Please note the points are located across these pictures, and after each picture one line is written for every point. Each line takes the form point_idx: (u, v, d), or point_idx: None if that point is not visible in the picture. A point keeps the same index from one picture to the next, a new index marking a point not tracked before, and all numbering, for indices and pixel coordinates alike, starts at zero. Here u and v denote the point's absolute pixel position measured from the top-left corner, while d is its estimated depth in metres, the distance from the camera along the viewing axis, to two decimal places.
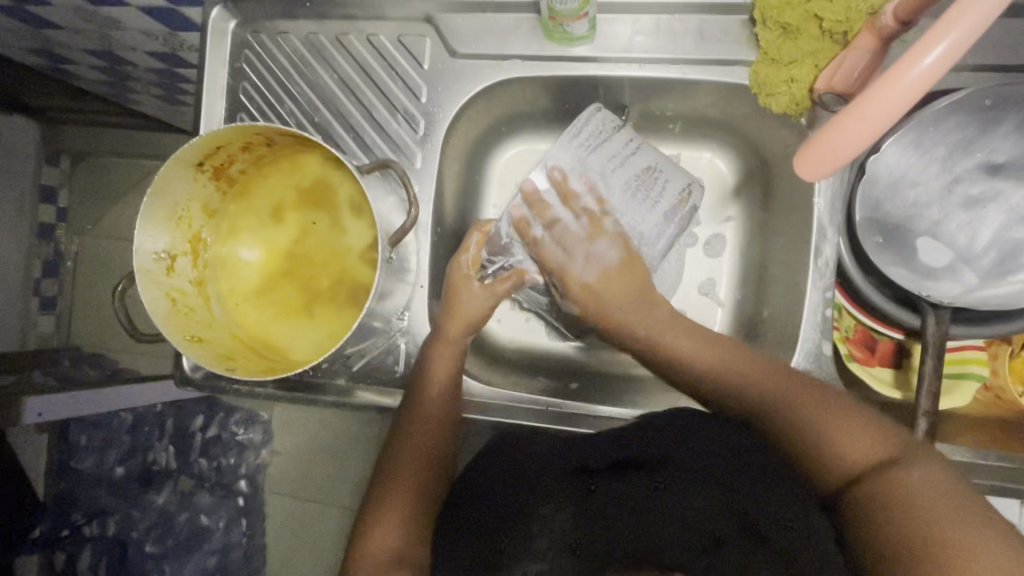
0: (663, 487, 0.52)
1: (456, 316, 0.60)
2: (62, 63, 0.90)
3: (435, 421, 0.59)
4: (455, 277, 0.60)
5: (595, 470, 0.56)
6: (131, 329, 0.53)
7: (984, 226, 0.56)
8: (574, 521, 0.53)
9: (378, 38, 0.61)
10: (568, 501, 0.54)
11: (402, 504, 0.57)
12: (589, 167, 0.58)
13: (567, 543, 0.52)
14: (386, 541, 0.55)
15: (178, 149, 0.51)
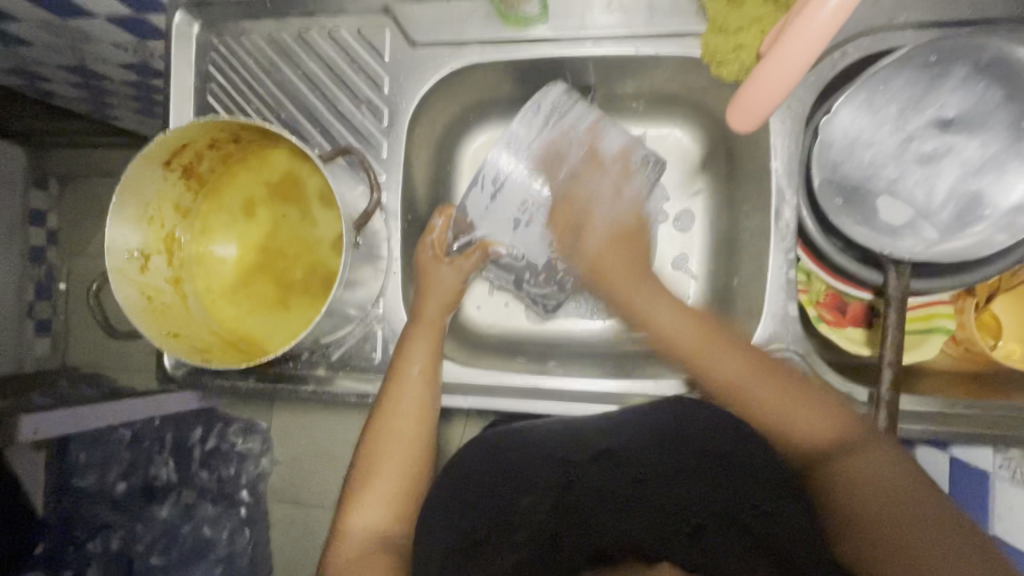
0: (641, 479, 0.58)
1: (429, 296, 0.61)
2: (39, 82, 0.91)
3: (416, 403, 0.57)
4: (426, 261, 0.62)
5: (578, 462, 0.59)
6: (107, 327, 0.55)
7: (940, 180, 0.56)
8: (562, 518, 0.59)
9: (339, 32, 0.62)
10: (549, 488, 0.59)
11: (384, 485, 0.56)
12: (543, 146, 0.57)
13: (548, 531, 0.58)
14: (372, 519, 0.55)
15: (145, 147, 0.53)
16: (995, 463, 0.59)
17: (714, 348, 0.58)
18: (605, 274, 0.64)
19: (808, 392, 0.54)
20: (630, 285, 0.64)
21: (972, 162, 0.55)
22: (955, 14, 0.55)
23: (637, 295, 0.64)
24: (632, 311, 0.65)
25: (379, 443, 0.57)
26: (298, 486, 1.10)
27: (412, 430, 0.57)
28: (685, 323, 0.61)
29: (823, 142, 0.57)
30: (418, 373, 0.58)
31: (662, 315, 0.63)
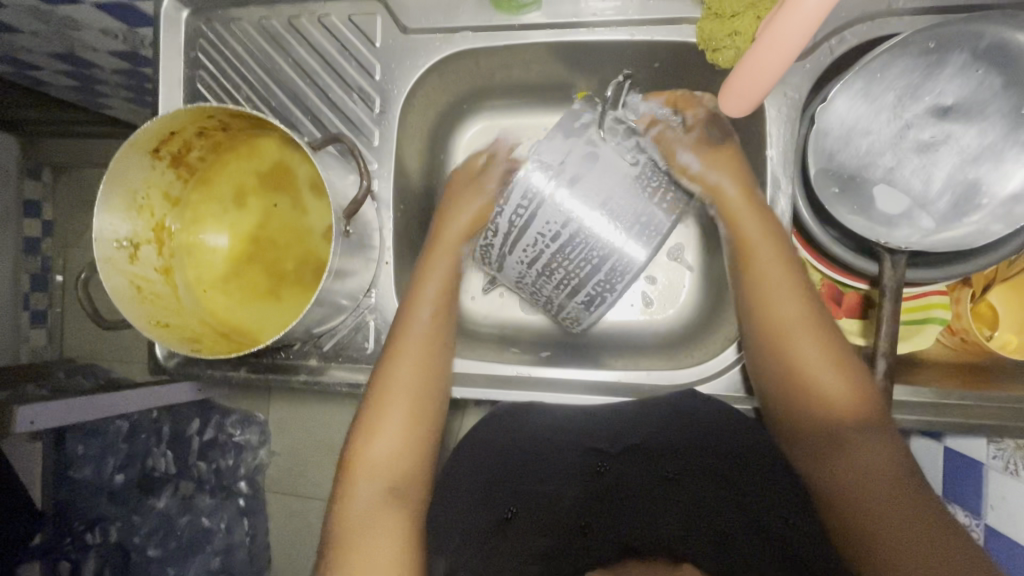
0: (673, 477, 0.58)
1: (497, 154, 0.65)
2: (29, 70, 0.90)
3: (424, 334, 0.58)
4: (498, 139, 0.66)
5: (606, 453, 0.59)
6: (96, 315, 0.54)
7: (938, 169, 0.56)
8: (587, 500, 0.58)
9: (330, 19, 0.61)
10: (578, 472, 0.59)
11: (396, 412, 0.55)
12: (586, 165, 0.53)
13: (578, 524, 0.58)
14: (385, 449, 0.54)
15: (132, 134, 0.52)
16: (988, 454, 0.59)
17: (806, 343, 0.53)
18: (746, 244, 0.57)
19: (862, 392, 0.51)
20: (772, 271, 0.55)
21: (970, 150, 0.54)
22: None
23: (774, 270, 0.55)
24: (760, 285, 0.56)
25: (391, 370, 0.56)
26: (294, 478, 1.10)
27: (420, 358, 0.57)
28: (798, 296, 0.54)
29: (819, 130, 0.56)
30: (432, 301, 0.59)
31: (774, 287, 0.55)
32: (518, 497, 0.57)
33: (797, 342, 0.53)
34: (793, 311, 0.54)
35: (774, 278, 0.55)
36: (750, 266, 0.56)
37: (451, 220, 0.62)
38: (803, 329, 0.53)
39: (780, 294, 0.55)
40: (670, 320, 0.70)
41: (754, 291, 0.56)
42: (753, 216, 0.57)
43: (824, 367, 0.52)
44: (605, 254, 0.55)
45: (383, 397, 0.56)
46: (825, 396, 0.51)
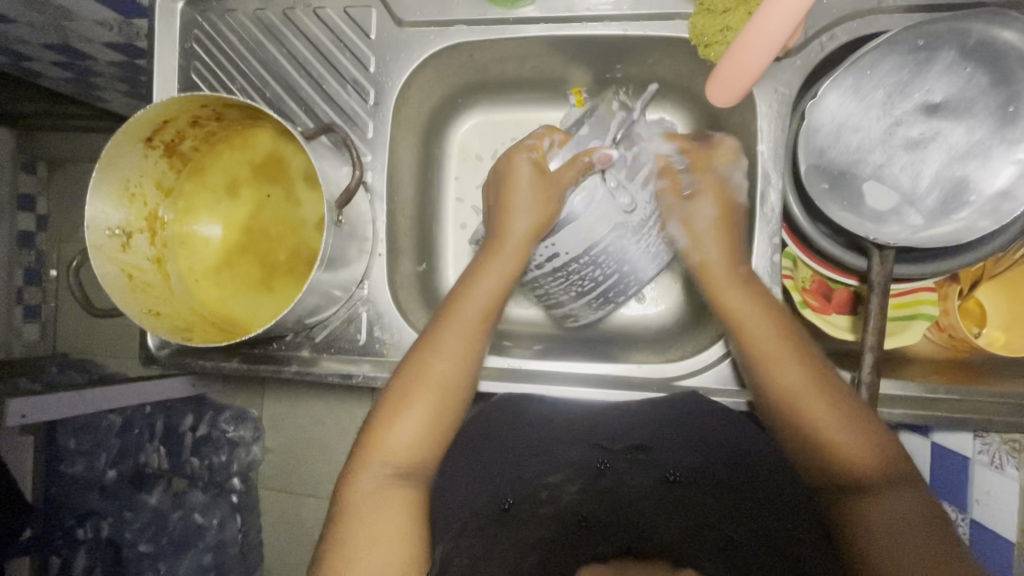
0: (674, 479, 0.52)
1: (516, 211, 0.59)
2: (24, 62, 0.90)
3: (440, 382, 0.55)
4: (514, 169, 0.60)
5: (614, 450, 0.54)
6: (86, 303, 0.54)
7: (926, 165, 0.56)
8: (601, 506, 0.50)
9: (325, 10, 0.62)
10: (579, 471, 0.53)
11: (391, 445, 0.53)
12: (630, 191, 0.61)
13: (576, 516, 0.50)
14: (372, 479, 0.52)
15: (125, 123, 0.52)
16: (974, 449, 0.59)
17: (819, 407, 0.51)
18: (716, 283, 0.59)
19: (857, 419, 0.51)
20: (772, 342, 0.55)
21: (958, 147, 0.55)
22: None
23: (768, 342, 0.55)
24: (763, 362, 0.55)
25: (399, 403, 0.55)
26: (287, 475, 1.10)
27: (421, 426, 0.54)
28: (806, 367, 0.54)
29: (810, 126, 0.57)
30: (439, 372, 0.55)
31: (779, 361, 0.54)
32: (508, 489, 0.52)
33: (778, 361, 0.54)
34: (776, 330, 0.56)
35: (758, 303, 0.57)
36: (755, 347, 0.55)
37: (503, 227, 0.60)
38: (816, 397, 0.52)
39: (766, 321, 0.56)
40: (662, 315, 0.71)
41: (763, 373, 0.55)
42: (727, 273, 0.59)
43: (845, 428, 0.50)
44: (610, 280, 0.64)
45: (378, 458, 0.53)
46: (841, 452, 0.49)
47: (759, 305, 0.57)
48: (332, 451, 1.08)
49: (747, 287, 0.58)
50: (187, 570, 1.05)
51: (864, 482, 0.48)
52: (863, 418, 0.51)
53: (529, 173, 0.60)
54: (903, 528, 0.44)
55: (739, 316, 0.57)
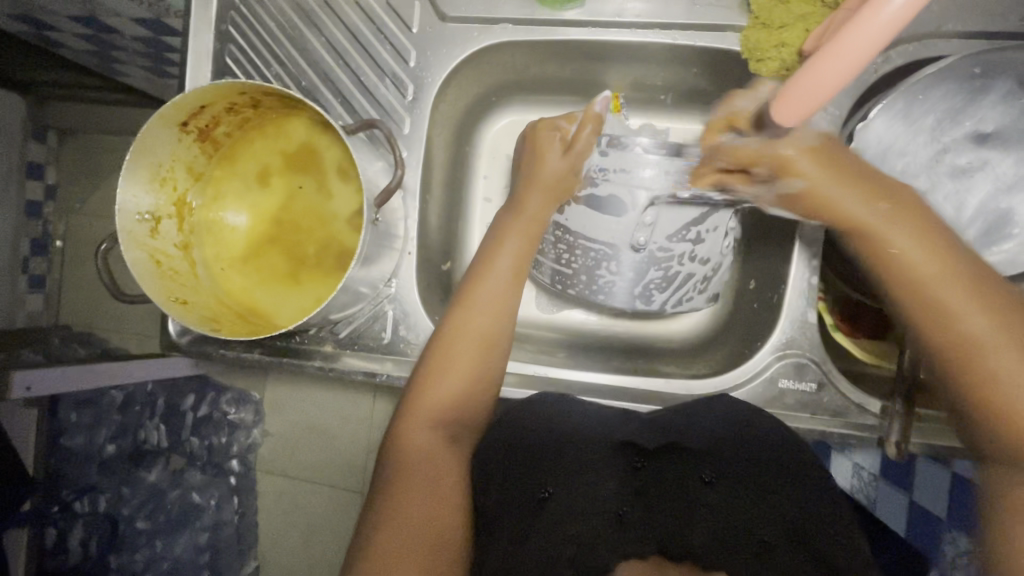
0: (712, 481, 0.51)
1: (535, 187, 0.59)
2: (47, 31, 0.88)
3: (474, 337, 0.55)
4: (540, 140, 0.60)
5: (644, 448, 0.54)
6: (114, 289, 0.53)
7: (972, 195, 0.55)
8: (630, 493, 0.52)
9: (367, 1, 0.60)
10: (614, 459, 0.53)
11: (428, 398, 0.54)
12: (643, 240, 0.59)
13: (613, 511, 0.50)
14: (416, 439, 0.53)
15: (162, 105, 0.51)
16: None
17: (1017, 365, 0.41)
18: (866, 238, 0.48)
19: None
20: (945, 284, 0.44)
21: (1006, 179, 0.54)
22: (1002, 25, 0.53)
23: (931, 275, 0.44)
24: (938, 312, 0.44)
25: (441, 348, 0.55)
26: (289, 460, 1.08)
27: (467, 388, 0.55)
28: (993, 313, 0.42)
29: (856, 149, 0.56)
30: (477, 330, 0.56)
31: (958, 297, 0.43)
32: (556, 478, 0.51)
33: (948, 298, 0.43)
34: (945, 267, 0.44)
35: (935, 238, 0.45)
36: (919, 289, 0.45)
37: (535, 187, 0.59)
38: (1004, 355, 0.41)
39: (929, 251, 0.45)
40: (684, 327, 0.70)
41: (939, 327, 0.44)
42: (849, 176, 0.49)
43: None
44: (596, 282, 0.63)
45: (422, 420, 0.54)
46: (1019, 407, 0.40)
47: (932, 245, 0.45)
48: (337, 439, 1.07)
49: (919, 227, 0.46)
50: (184, 551, 1.05)
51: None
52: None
53: (557, 148, 0.59)
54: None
55: (878, 242, 0.47)
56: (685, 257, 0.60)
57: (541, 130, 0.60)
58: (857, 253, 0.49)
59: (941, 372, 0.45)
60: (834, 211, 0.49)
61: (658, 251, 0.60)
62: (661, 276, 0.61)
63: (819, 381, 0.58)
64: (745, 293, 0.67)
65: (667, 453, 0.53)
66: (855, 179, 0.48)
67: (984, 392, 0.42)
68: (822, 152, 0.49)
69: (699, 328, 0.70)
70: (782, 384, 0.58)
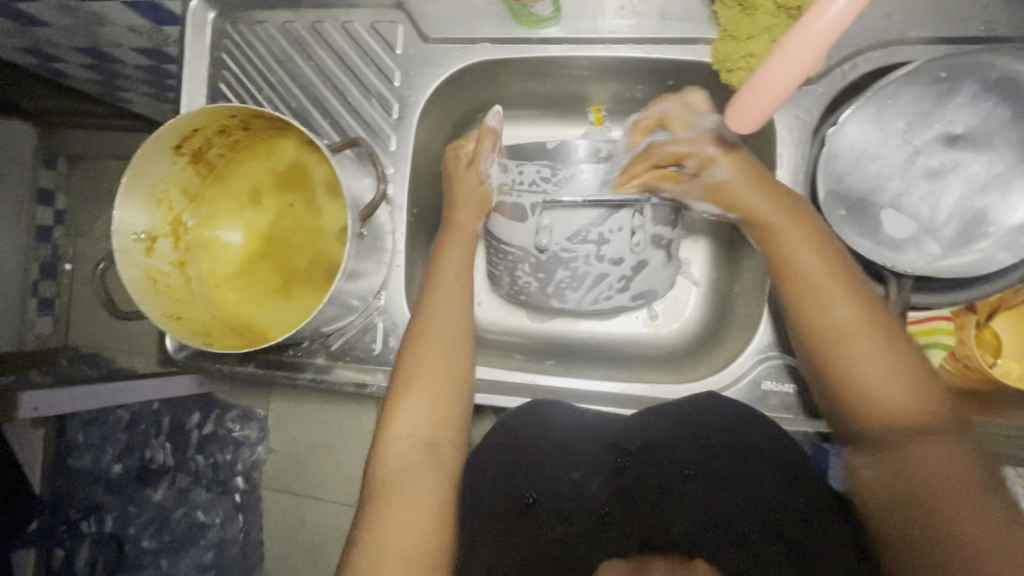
0: (690, 474, 0.53)
1: (461, 205, 0.63)
2: (53, 62, 0.91)
3: (436, 336, 0.57)
4: (457, 165, 0.63)
5: (631, 450, 0.55)
6: (111, 305, 0.55)
7: (945, 196, 0.56)
8: (620, 501, 0.53)
9: (352, 25, 0.63)
10: (598, 466, 0.55)
11: (412, 401, 0.54)
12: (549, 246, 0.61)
13: (599, 512, 0.52)
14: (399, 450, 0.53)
15: (156, 130, 0.53)
16: None
17: (876, 356, 0.47)
18: (774, 237, 0.53)
19: (912, 367, 0.46)
20: (813, 267, 0.51)
21: (978, 178, 0.55)
22: (965, 30, 0.55)
23: (807, 261, 0.51)
24: (804, 299, 0.51)
25: (412, 348, 0.57)
26: (292, 476, 1.09)
27: (438, 406, 0.55)
28: (858, 316, 0.49)
29: (830, 153, 0.57)
30: (439, 339, 0.57)
31: (826, 300, 0.50)
32: (542, 488, 0.54)
33: (811, 276, 0.51)
34: (818, 250, 0.51)
35: (803, 227, 0.52)
36: (792, 272, 0.52)
37: (460, 204, 0.63)
38: (869, 344, 0.47)
39: (802, 237, 0.52)
40: (673, 333, 0.71)
41: (805, 304, 0.50)
42: (781, 206, 0.53)
43: (888, 372, 0.46)
44: (529, 287, 0.66)
45: (400, 435, 0.53)
46: (879, 390, 0.46)
47: (818, 242, 0.52)
48: (338, 454, 1.08)
49: (807, 220, 0.53)
50: (188, 569, 1.05)
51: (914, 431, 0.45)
52: (903, 346, 0.47)
53: (472, 172, 0.63)
54: (966, 482, 0.41)
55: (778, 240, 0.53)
56: (590, 257, 0.61)
57: (455, 155, 0.64)
58: (767, 264, 0.54)
59: (824, 371, 0.50)
60: (740, 206, 0.55)
61: (562, 251, 0.61)
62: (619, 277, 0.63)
63: (801, 383, 0.58)
64: (731, 298, 0.68)
65: (646, 454, 0.54)
66: (751, 185, 0.54)
67: (844, 361, 0.48)
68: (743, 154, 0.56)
69: (688, 334, 0.71)
70: (765, 385, 0.59)
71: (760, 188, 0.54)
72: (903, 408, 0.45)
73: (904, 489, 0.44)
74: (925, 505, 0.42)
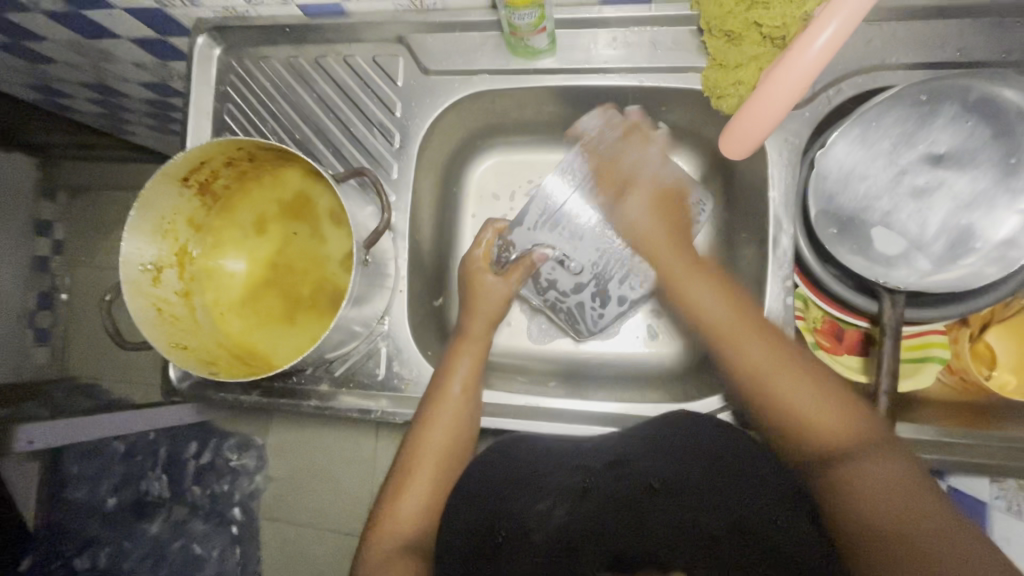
0: (657, 488, 0.51)
1: (475, 314, 0.64)
2: (59, 97, 0.93)
3: (443, 438, 0.58)
4: (475, 275, 0.65)
5: (592, 470, 0.53)
6: (117, 337, 0.55)
7: (933, 213, 0.58)
8: (594, 526, 0.51)
9: (355, 59, 0.65)
10: (566, 494, 0.52)
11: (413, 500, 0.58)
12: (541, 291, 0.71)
13: (564, 542, 0.50)
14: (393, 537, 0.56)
15: (165, 163, 0.54)
16: (991, 494, 0.59)
17: (796, 390, 0.54)
18: (722, 331, 0.58)
19: (845, 404, 0.53)
20: (741, 329, 0.57)
21: (963, 196, 0.57)
22: (943, 56, 0.57)
23: (727, 326, 0.58)
24: (752, 366, 0.56)
25: (412, 456, 0.59)
26: (291, 506, 1.08)
27: (429, 496, 0.58)
28: (732, 312, 0.59)
29: (819, 173, 0.59)
30: (434, 448, 0.58)
31: (742, 347, 0.57)
32: (512, 525, 0.51)
33: (732, 339, 0.58)
34: (737, 313, 0.59)
35: (738, 301, 0.60)
36: (721, 331, 0.59)
37: (473, 317, 0.64)
38: (802, 382, 0.54)
39: (712, 303, 0.60)
40: (674, 351, 0.72)
41: (746, 370, 0.56)
42: (673, 244, 0.66)
43: (811, 406, 0.53)
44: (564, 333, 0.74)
45: (389, 529, 0.56)
46: (813, 425, 0.53)
47: (729, 298, 0.60)
48: (338, 482, 1.07)
49: (726, 294, 0.60)
50: None
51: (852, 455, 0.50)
52: (833, 386, 0.54)
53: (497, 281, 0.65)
54: (891, 484, 0.48)
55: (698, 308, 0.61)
56: (563, 292, 0.70)
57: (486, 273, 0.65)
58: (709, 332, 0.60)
59: (746, 401, 0.57)
60: (698, 304, 0.61)
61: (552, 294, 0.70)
62: (593, 295, 0.70)
63: None
64: None
65: (612, 470, 0.53)
66: (674, 235, 0.66)
67: (786, 420, 0.54)
68: (653, 198, 0.67)
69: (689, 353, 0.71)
70: None
71: (693, 266, 0.64)
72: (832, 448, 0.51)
73: (864, 517, 0.47)
74: (844, 499, 0.49)
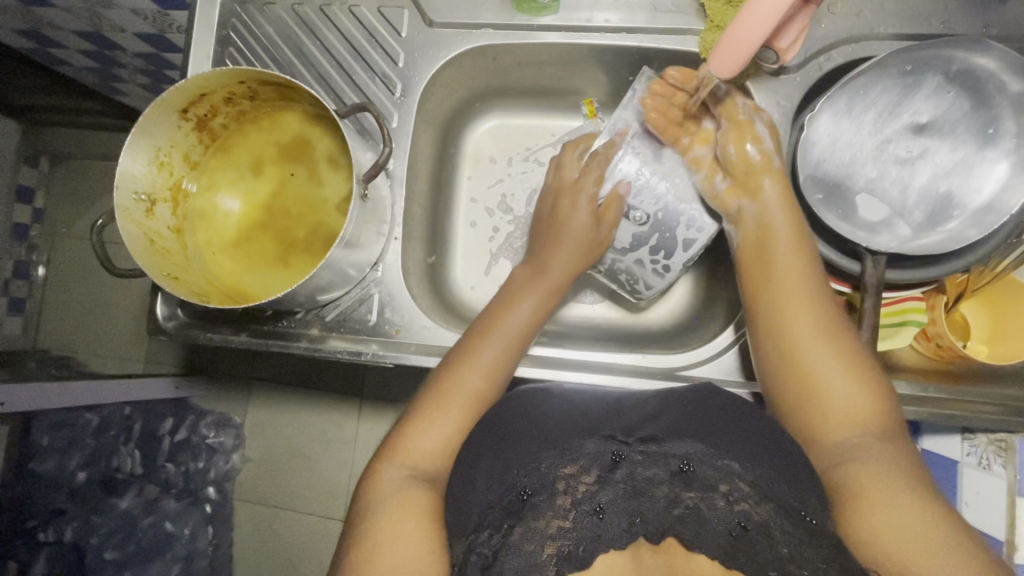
0: (687, 467, 0.42)
1: (560, 247, 0.62)
2: (51, 47, 0.91)
3: (477, 391, 0.54)
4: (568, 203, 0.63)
5: (627, 437, 0.44)
6: (107, 262, 0.55)
7: (914, 181, 0.60)
8: (624, 495, 0.40)
9: (360, 9, 0.66)
10: (597, 459, 0.42)
11: (445, 430, 0.52)
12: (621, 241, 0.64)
13: (593, 506, 0.40)
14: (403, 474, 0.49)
15: (165, 91, 0.54)
16: (962, 451, 0.63)
17: (870, 472, 0.44)
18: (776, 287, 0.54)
19: (879, 398, 0.48)
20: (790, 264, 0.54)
21: (943, 165, 0.59)
22: (925, 28, 0.60)
23: (789, 284, 0.53)
24: (792, 355, 0.51)
25: (446, 389, 0.54)
26: (268, 485, 1.07)
27: (448, 437, 0.52)
28: (868, 391, 0.48)
29: (807, 140, 0.61)
30: (471, 390, 0.54)
31: (819, 362, 0.49)
32: (531, 478, 0.42)
33: (780, 313, 0.53)
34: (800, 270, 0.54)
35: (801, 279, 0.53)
36: (773, 287, 0.54)
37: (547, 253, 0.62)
38: (881, 453, 0.45)
39: (800, 290, 0.52)
40: (661, 318, 0.74)
41: (774, 316, 0.53)
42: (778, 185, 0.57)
43: (915, 531, 0.40)
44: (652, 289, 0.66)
45: (400, 463, 0.50)
46: (837, 424, 0.47)
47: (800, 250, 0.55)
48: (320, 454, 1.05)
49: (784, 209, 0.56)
50: None
51: (845, 435, 0.46)
52: (848, 343, 0.50)
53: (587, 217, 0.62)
54: (908, 501, 0.42)
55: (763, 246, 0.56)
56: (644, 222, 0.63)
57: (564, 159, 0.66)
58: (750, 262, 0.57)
59: (773, 361, 0.52)
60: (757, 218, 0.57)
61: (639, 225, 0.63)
62: (653, 247, 0.63)
63: None
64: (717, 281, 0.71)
65: (648, 445, 0.43)
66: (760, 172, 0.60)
67: (808, 383, 0.49)
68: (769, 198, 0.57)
69: (675, 317, 0.73)
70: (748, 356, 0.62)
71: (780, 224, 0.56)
72: (840, 414, 0.47)
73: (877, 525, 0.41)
74: (853, 490, 0.43)
